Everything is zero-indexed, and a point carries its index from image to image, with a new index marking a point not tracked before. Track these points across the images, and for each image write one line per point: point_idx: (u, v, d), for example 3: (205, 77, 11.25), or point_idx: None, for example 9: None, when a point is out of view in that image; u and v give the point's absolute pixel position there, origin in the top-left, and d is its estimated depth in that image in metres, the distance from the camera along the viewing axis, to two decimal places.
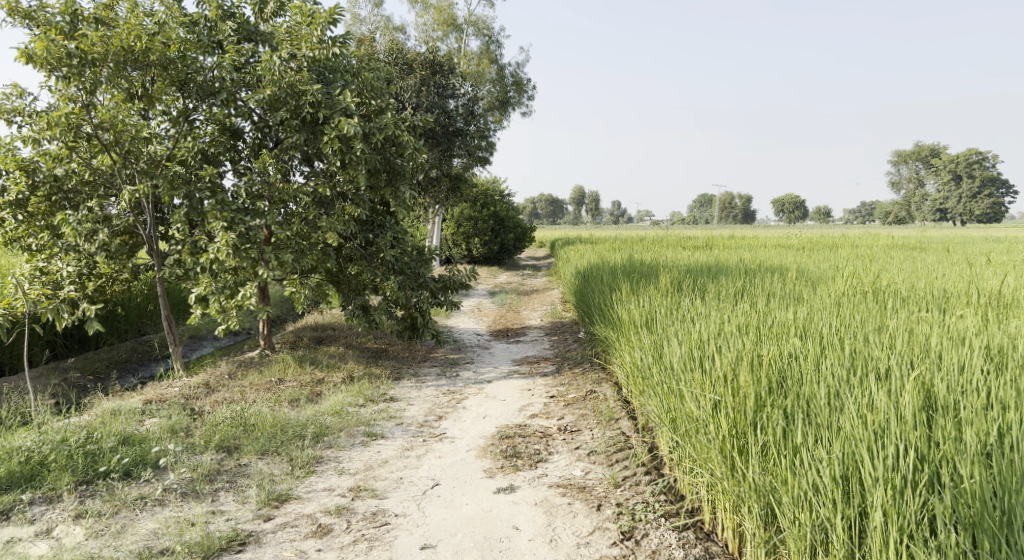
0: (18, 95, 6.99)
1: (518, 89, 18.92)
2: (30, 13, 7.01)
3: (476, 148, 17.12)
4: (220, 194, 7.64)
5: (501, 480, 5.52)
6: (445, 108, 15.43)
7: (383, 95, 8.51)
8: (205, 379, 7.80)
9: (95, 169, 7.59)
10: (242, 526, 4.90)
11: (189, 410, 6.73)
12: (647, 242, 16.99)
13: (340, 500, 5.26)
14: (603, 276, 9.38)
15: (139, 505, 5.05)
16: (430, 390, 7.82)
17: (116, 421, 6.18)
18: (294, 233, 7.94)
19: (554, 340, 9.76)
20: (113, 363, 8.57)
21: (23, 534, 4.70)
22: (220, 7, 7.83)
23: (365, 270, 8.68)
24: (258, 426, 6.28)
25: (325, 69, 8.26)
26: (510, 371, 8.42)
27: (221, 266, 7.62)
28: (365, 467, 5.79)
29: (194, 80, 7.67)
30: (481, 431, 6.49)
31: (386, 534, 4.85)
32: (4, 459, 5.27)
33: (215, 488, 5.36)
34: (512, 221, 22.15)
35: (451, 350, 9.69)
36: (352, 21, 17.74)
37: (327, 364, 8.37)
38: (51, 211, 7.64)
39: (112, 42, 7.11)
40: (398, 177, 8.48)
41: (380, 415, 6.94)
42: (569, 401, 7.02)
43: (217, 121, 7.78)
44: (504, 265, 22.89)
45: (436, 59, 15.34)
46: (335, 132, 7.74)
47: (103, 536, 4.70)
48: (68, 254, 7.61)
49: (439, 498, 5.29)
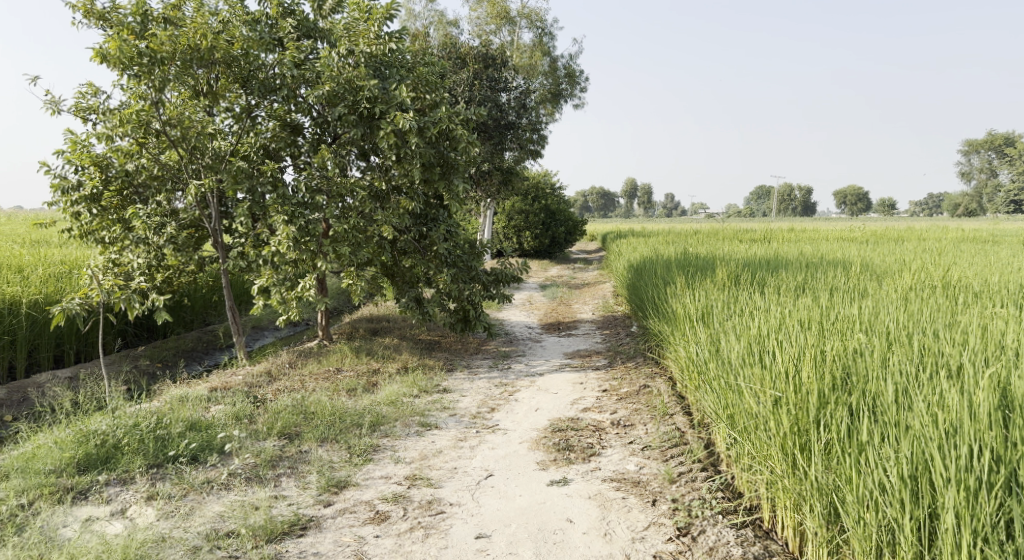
0: (93, 93, 7.28)
1: (570, 81, 18.88)
2: (104, 15, 7.29)
3: (528, 141, 17.12)
4: (281, 188, 7.82)
5: (554, 472, 5.56)
6: (497, 101, 15.48)
7: (438, 89, 8.51)
8: (267, 368, 8.03)
9: (164, 164, 7.88)
10: (303, 511, 5.04)
11: (252, 398, 6.94)
12: (701, 235, 16.75)
13: (396, 488, 5.36)
14: (658, 270, 9.31)
15: (206, 489, 5.24)
16: (483, 382, 7.90)
17: (184, 407, 6.41)
18: (352, 226, 8.05)
19: (607, 334, 9.73)
20: (180, 352, 8.88)
21: (99, 513, 4.90)
22: (280, 4, 8.02)
23: (419, 264, 8.82)
24: (318, 414, 6.45)
25: (381, 64, 8.36)
26: (562, 364, 8.43)
27: (283, 259, 7.85)
28: (420, 456, 5.89)
29: (256, 77, 7.89)
30: (534, 424, 6.53)
31: (442, 522, 4.93)
32: (81, 441, 5.48)
33: (277, 474, 5.52)
34: (563, 214, 22.10)
35: (503, 343, 9.76)
36: (406, 16, 17.94)
37: (383, 355, 8.52)
38: (122, 205, 7.95)
39: (179, 41, 7.34)
40: (451, 171, 8.57)
41: (434, 405, 7.04)
42: (622, 395, 7.00)
43: (278, 117, 7.99)
44: (555, 259, 22.89)
45: (489, 53, 15.42)
46: (391, 127, 7.83)
47: (173, 517, 4.88)
48: (138, 246, 7.86)
49: (493, 488, 5.35)
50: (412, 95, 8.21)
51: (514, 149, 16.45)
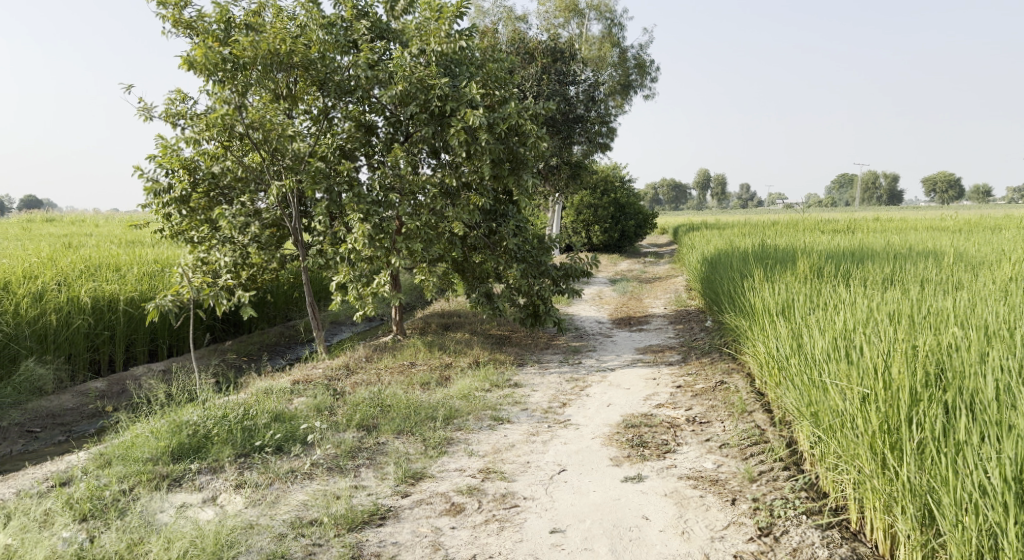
0: (181, 99, 7.61)
1: (641, 72, 18.63)
2: (191, 24, 7.63)
3: (597, 134, 17.00)
4: (357, 187, 8.00)
5: (628, 468, 5.54)
6: (565, 95, 15.44)
7: (507, 86, 8.58)
8: (345, 362, 8.28)
9: (247, 166, 8.12)
10: (382, 501, 5.17)
11: (332, 391, 7.16)
12: (779, 226, 16.33)
13: (471, 481, 5.45)
14: (733, 263, 9.13)
15: (290, 478, 5.43)
16: (553, 377, 7.92)
17: (269, 399, 6.69)
18: (423, 223, 8.18)
19: (680, 329, 9.60)
20: (264, 346, 9.25)
21: (193, 500, 5.13)
22: (354, 7, 8.24)
23: (489, 259, 8.89)
24: (394, 407, 6.60)
25: (452, 62, 8.49)
26: (634, 360, 8.38)
27: (358, 255, 8.09)
28: (493, 450, 5.96)
29: (331, 80, 8.07)
30: (606, 420, 6.52)
31: (516, 516, 4.98)
32: (175, 431, 5.75)
33: (357, 464, 5.69)
34: (633, 207, 21.84)
35: (574, 338, 9.75)
36: (475, 14, 18.09)
37: (455, 350, 8.64)
38: (209, 206, 8.30)
39: (260, 47, 7.52)
40: (521, 166, 8.58)
41: (506, 400, 7.11)
42: (697, 392, 6.90)
43: (353, 118, 8.22)
44: (625, 253, 22.71)
45: (557, 47, 15.40)
46: (461, 124, 7.91)
47: (260, 505, 5.08)
48: (225, 246, 8.25)
49: (566, 484, 5.37)
50: (482, 92, 8.22)
51: (583, 142, 16.36)
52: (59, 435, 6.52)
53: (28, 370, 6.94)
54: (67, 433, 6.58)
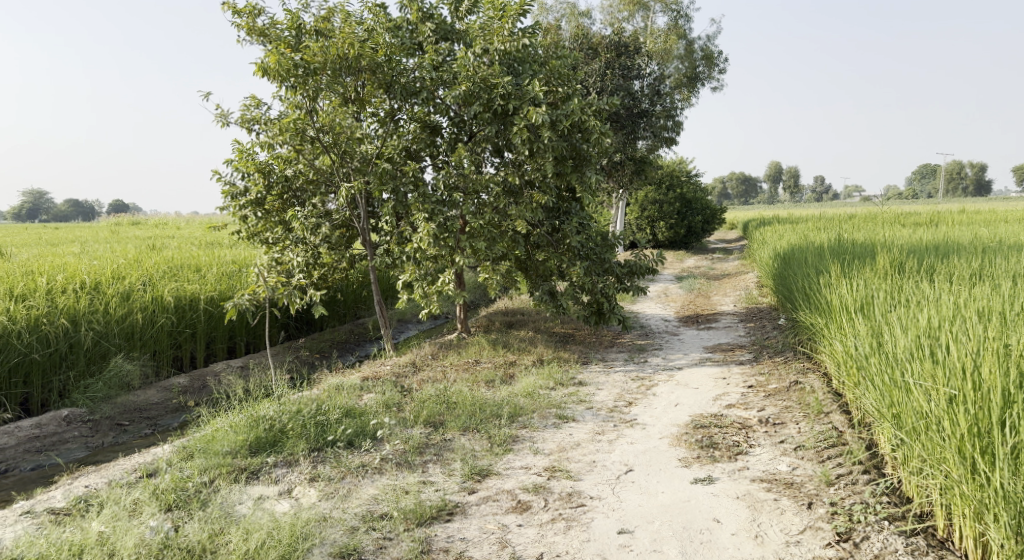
0: (256, 105, 7.86)
1: (708, 63, 18.30)
2: (264, 31, 7.86)
3: (663, 128, 16.78)
4: (422, 187, 8.07)
5: (698, 469, 5.46)
6: (630, 90, 15.29)
7: (570, 82, 8.58)
8: (412, 359, 8.41)
9: (318, 169, 8.29)
10: (449, 497, 5.23)
11: (399, 387, 7.29)
12: (855, 220, 15.83)
13: (537, 479, 5.46)
14: (808, 259, 8.88)
15: (361, 473, 5.55)
16: (619, 375, 7.86)
17: (340, 395, 6.84)
18: (486, 222, 8.28)
19: (751, 327, 9.40)
20: (335, 343, 9.49)
21: (269, 492, 5.29)
22: (419, 9, 8.29)
23: (552, 257, 8.88)
24: (459, 404, 6.67)
25: (514, 61, 8.53)
26: (703, 359, 8.23)
27: (423, 254, 8.19)
28: (559, 449, 5.96)
29: (398, 82, 8.17)
30: (674, 420, 6.44)
31: (582, 516, 4.97)
32: (253, 425, 5.94)
33: (425, 460, 5.77)
34: (699, 202, 21.47)
35: (639, 336, 9.66)
36: (539, 11, 18.10)
37: (519, 348, 8.67)
38: (283, 208, 8.58)
39: (330, 51, 7.72)
40: (584, 162, 8.56)
41: (571, 398, 7.10)
42: (770, 392, 6.75)
43: (419, 120, 8.29)
44: (691, 248, 22.36)
45: (622, 41, 15.26)
46: (524, 122, 7.90)
47: (333, 499, 5.20)
48: (298, 246, 8.52)
49: (633, 484, 5.33)
50: (545, 89, 8.21)
51: (648, 138, 16.16)
52: (145, 428, 6.81)
53: (117, 366, 7.22)
54: (152, 426, 6.86)
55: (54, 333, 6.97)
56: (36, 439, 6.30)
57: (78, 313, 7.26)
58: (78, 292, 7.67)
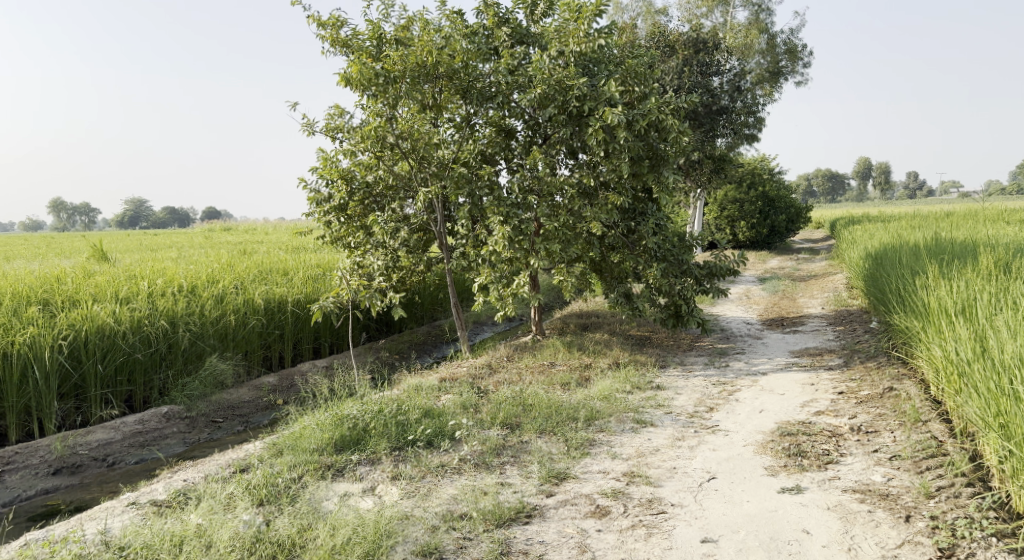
0: (339, 114, 8.07)
1: (791, 57, 17.78)
2: (347, 41, 8.08)
3: (743, 125, 16.39)
4: (497, 191, 8.19)
5: (785, 478, 5.30)
6: (709, 87, 15.01)
7: (647, 81, 8.45)
8: (488, 361, 8.48)
9: (397, 174, 8.57)
10: (527, 499, 5.23)
11: (476, 389, 7.35)
12: (953, 217, 15.03)
13: (616, 484, 5.41)
14: (902, 259, 8.52)
15: (441, 472, 5.61)
16: (699, 380, 7.71)
17: (419, 395, 6.94)
18: (562, 224, 8.18)
19: (840, 331, 9.03)
20: (413, 344, 9.66)
21: (354, 490, 5.42)
22: (495, 14, 8.36)
23: (628, 259, 8.78)
24: (536, 406, 6.66)
25: (590, 61, 8.50)
26: (788, 364, 7.98)
27: (499, 257, 8.21)
28: (638, 454, 5.88)
29: (474, 87, 8.27)
30: (758, 426, 6.26)
31: (664, 523, 4.89)
32: (337, 424, 6.09)
33: (502, 462, 5.79)
34: (783, 200, 20.84)
35: (719, 340, 9.44)
36: (615, 10, 17.99)
37: (595, 351, 8.61)
38: (364, 213, 8.73)
39: (409, 59, 7.85)
40: (661, 162, 8.37)
41: (649, 402, 7.00)
42: (862, 399, 6.49)
43: (494, 124, 8.38)
44: (774, 248, 21.72)
45: (700, 37, 15.01)
46: (600, 122, 7.86)
47: (414, 497, 5.27)
48: (378, 250, 8.73)
49: (716, 492, 5.21)
50: (621, 89, 8.13)
51: (728, 135, 15.81)
52: (238, 425, 7.14)
53: (212, 366, 7.52)
54: (245, 423, 7.19)
55: (155, 334, 7.30)
56: (139, 434, 6.63)
57: (177, 315, 7.59)
58: (176, 295, 8.01)
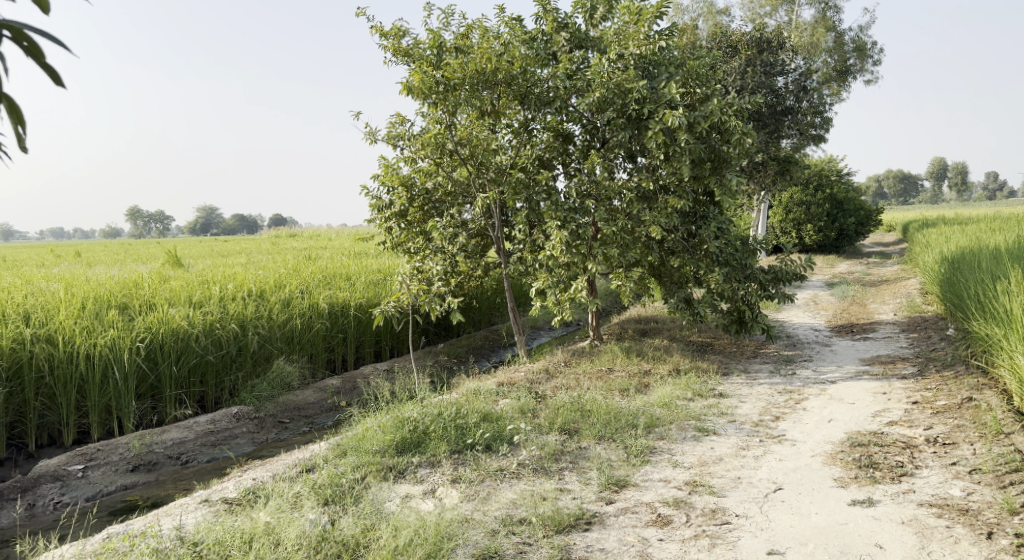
0: (401, 122, 8.19)
1: (860, 55, 17.27)
2: (408, 51, 8.20)
3: (809, 126, 15.98)
4: (554, 196, 8.19)
5: (856, 491, 5.14)
6: (773, 87, 14.69)
7: (708, 82, 8.32)
8: (545, 366, 8.45)
9: (455, 181, 8.55)
10: (587, 506, 5.19)
11: (534, 393, 7.33)
12: None
13: (677, 493, 5.32)
14: (982, 263, 8.18)
15: (500, 476, 5.62)
16: (764, 388, 7.53)
17: (478, 399, 6.96)
18: (620, 228, 8.10)
19: (913, 339, 8.70)
20: (471, 349, 9.71)
21: (415, 491, 5.46)
22: (555, 19, 8.36)
23: (689, 263, 8.64)
24: (595, 412, 6.61)
25: (650, 64, 8.38)
26: (858, 372, 7.72)
27: (556, 261, 8.18)
28: (700, 462, 5.77)
29: (533, 92, 8.29)
30: (827, 436, 6.08)
31: (728, 533, 4.79)
32: (399, 426, 6.16)
33: (561, 467, 5.77)
34: (852, 203, 20.23)
35: (785, 347, 9.20)
36: (675, 12, 17.78)
37: (654, 356, 8.50)
38: (424, 219, 8.83)
39: (468, 67, 7.95)
40: (724, 165, 8.27)
41: (711, 410, 6.87)
42: (938, 409, 6.25)
43: (551, 129, 8.38)
44: (843, 253, 21.09)
45: (764, 36, 14.72)
46: (660, 125, 7.77)
47: (475, 501, 5.29)
48: (437, 255, 8.85)
49: (783, 503, 5.08)
50: (682, 91, 8.02)
51: (794, 136, 15.46)
52: (304, 426, 7.32)
53: (280, 368, 7.73)
54: (310, 424, 7.38)
55: (226, 336, 7.53)
56: (211, 433, 6.82)
57: (246, 318, 7.80)
58: (246, 299, 8.24)
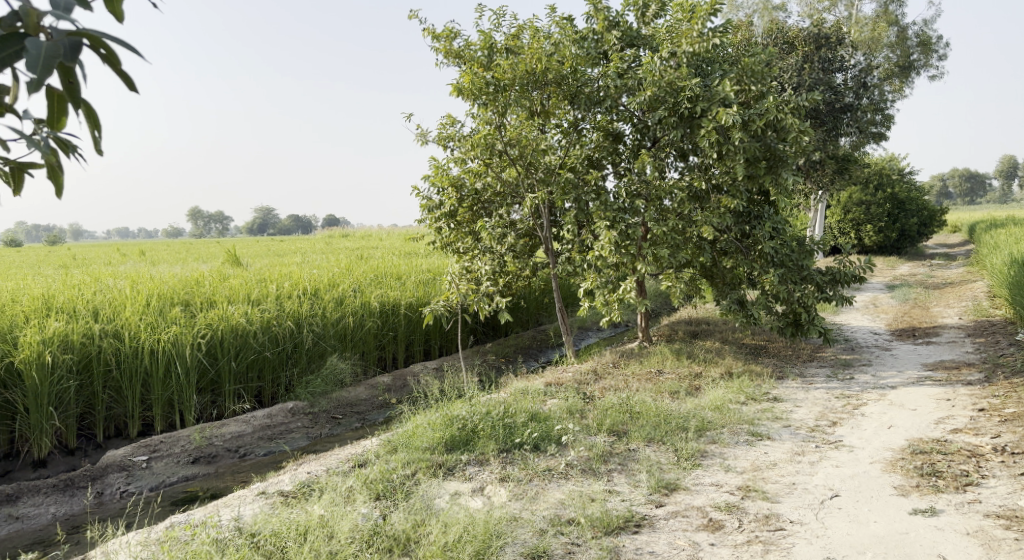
0: (451, 123, 8.24)
1: (924, 50, 16.74)
2: (459, 53, 8.23)
3: (869, 123, 15.56)
4: (603, 196, 8.12)
5: (918, 500, 4.97)
6: (831, 83, 14.35)
7: (764, 79, 8.16)
8: (593, 367, 8.40)
9: (505, 181, 8.57)
10: (636, 508, 5.14)
11: (582, 394, 7.29)
12: None
13: (729, 498, 5.22)
14: None
15: (548, 476, 5.60)
16: (820, 392, 7.34)
17: (526, 399, 6.95)
18: (670, 228, 7.98)
19: (980, 344, 8.38)
20: (519, 348, 9.71)
21: (464, 489, 5.48)
22: (606, 18, 8.29)
23: (742, 264, 8.49)
24: (644, 414, 6.54)
25: (703, 61, 8.25)
26: (920, 378, 7.48)
27: (605, 262, 8.12)
28: (753, 467, 5.66)
29: (583, 92, 8.22)
30: (887, 443, 5.91)
31: (782, 540, 4.68)
32: (448, 424, 6.20)
33: (610, 469, 5.72)
34: (914, 203, 19.62)
35: (842, 351, 8.96)
36: (729, 8, 17.51)
37: (705, 359, 8.37)
38: (473, 219, 8.87)
39: (519, 67, 7.91)
40: (780, 163, 8.02)
41: (765, 415, 6.72)
42: (1006, 417, 6.02)
43: (601, 128, 8.34)
44: (904, 254, 20.46)
45: (822, 32, 14.40)
46: (713, 124, 7.65)
47: (523, 500, 5.28)
48: (485, 255, 8.86)
49: (840, 510, 4.95)
50: (736, 88, 7.87)
51: (853, 133, 15.07)
52: (356, 422, 7.43)
53: (333, 364, 7.87)
54: (362, 420, 7.48)
55: (282, 333, 7.69)
56: (267, 428, 6.98)
57: (302, 316, 7.94)
58: (301, 297, 8.40)
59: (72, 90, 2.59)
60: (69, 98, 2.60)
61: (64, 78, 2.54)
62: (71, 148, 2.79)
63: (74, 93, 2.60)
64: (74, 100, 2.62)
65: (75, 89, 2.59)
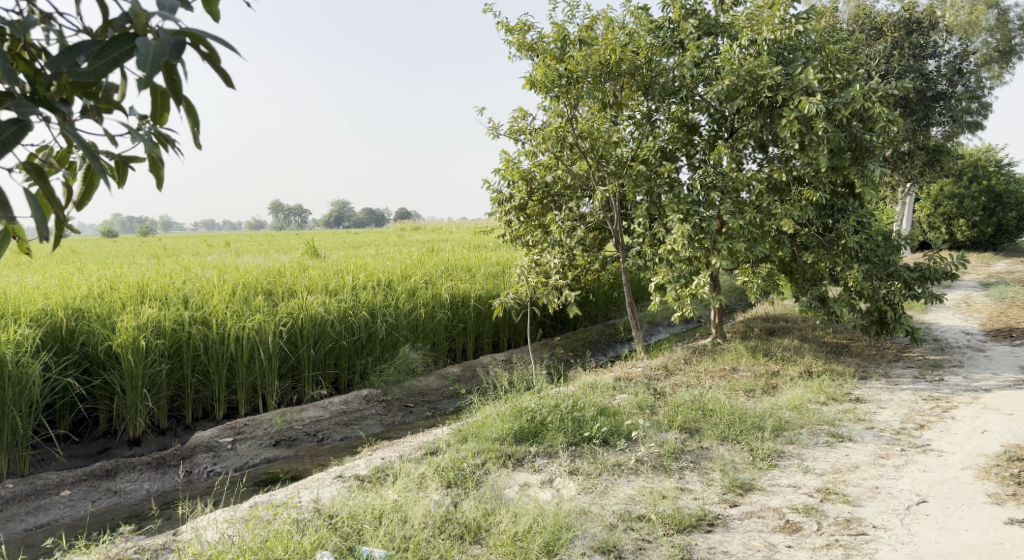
0: (523, 116, 8.24)
1: None
2: (532, 45, 8.20)
3: (964, 112, 14.82)
4: (677, 188, 7.99)
5: (1014, 509, 4.71)
6: (923, 70, 13.71)
7: (850, 67, 7.84)
8: (664, 362, 8.26)
9: (575, 174, 8.51)
10: (710, 507, 5.02)
11: (653, 390, 7.18)
12: None
13: (808, 500, 5.04)
14: None
15: (618, 471, 5.54)
16: (906, 394, 7.03)
17: (596, 393, 6.88)
18: (747, 221, 7.77)
19: None
20: (588, 342, 9.65)
21: (533, 480, 5.46)
22: (682, 6, 8.13)
23: (824, 258, 8.12)
24: (718, 412, 6.39)
25: (784, 49, 8.02)
26: (1017, 381, 7.08)
27: (678, 256, 7.95)
28: (833, 470, 5.46)
29: (657, 82, 8.08)
30: (980, 448, 5.61)
31: (865, 545, 4.50)
32: (517, 415, 6.21)
33: (681, 466, 5.61)
34: (1012, 196, 18.59)
35: (931, 351, 8.56)
36: None
37: (782, 357, 8.12)
38: (543, 212, 8.86)
39: (592, 58, 7.77)
40: (866, 154, 7.73)
41: (847, 416, 6.47)
42: None
43: (675, 119, 8.13)
44: (1000, 250, 19.42)
45: (914, 17, 13.82)
46: (795, 113, 7.37)
47: (593, 493, 5.23)
48: (555, 248, 8.76)
49: (927, 517, 4.72)
50: (820, 77, 7.57)
51: (945, 123, 14.38)
52: (427, 411, 7.52)
53: (405, 354, 7.98)
54: (433, 409, 7.57)
55: (358, 323, 7.84)
56: (344, 414, 7.14)
57: (376, 306, 8.08)
58: (376, 288, 8.55)
59: (174, 87, 2.65)
60: (171, 95, 2.65)
61: (166, 75, 2.59)
62: (171, 143, 2.86)
63: (176, 91, 2.65)
64: (176, 97, 2.68)
65: (177, 86, 2.65)
